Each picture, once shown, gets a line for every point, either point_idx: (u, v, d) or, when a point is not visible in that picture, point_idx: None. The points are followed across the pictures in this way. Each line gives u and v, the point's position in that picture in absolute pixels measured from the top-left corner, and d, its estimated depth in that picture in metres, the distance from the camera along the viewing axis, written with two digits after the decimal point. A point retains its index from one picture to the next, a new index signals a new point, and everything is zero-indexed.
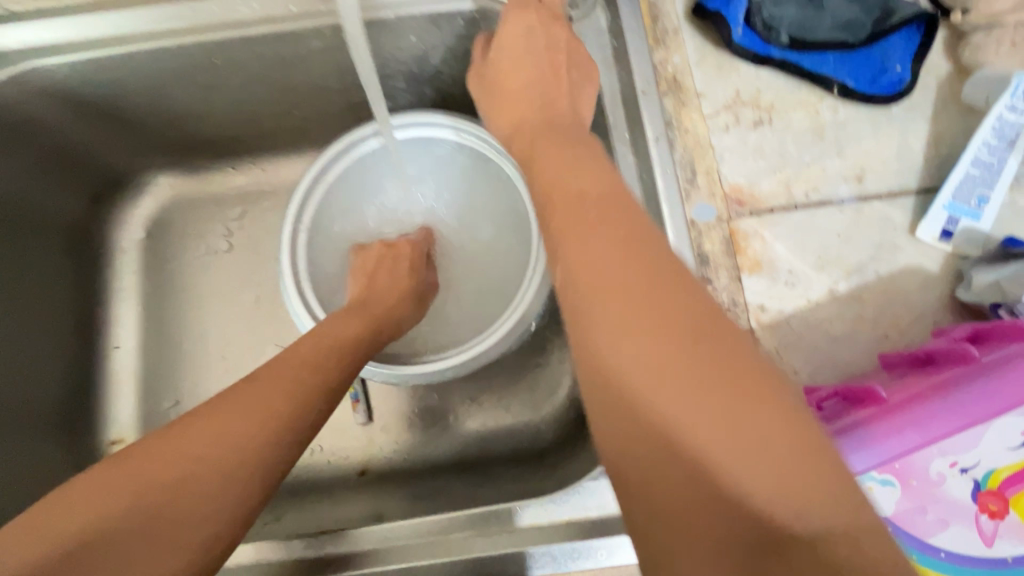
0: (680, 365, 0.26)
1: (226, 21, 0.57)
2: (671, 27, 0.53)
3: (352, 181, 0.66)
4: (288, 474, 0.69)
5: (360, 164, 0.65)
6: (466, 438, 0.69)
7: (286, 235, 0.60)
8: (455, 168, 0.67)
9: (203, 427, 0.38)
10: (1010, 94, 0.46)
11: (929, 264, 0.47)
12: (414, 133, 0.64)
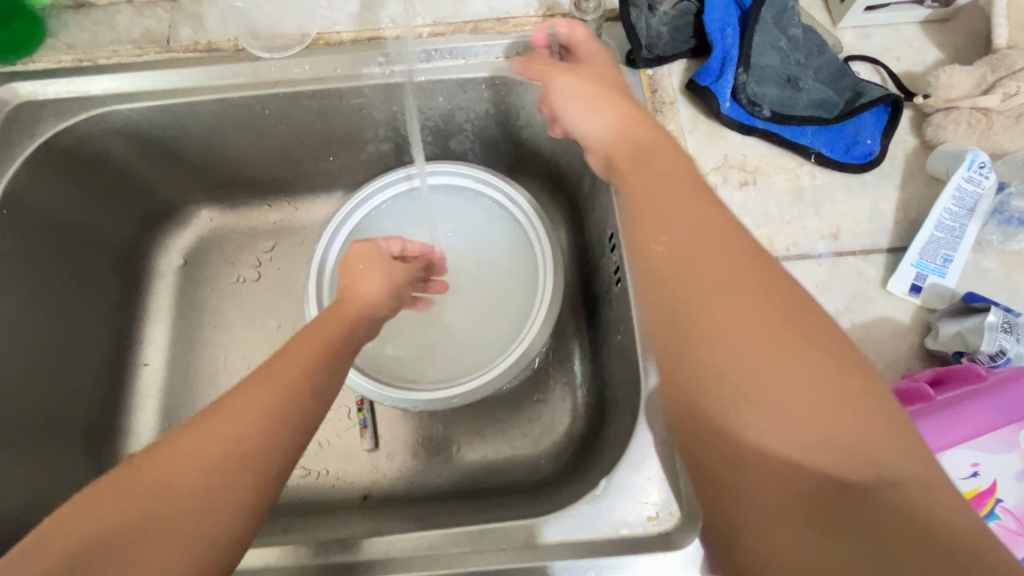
0: (791, 335, 0.31)
1: (280, 79, 0.66)
2: (668, 99, 0.60)
3: (382, 220, 0.73)
4: (293, 495, 0.72)
5: (390, 204, 0.73)
6: (467, 467, 0.72)
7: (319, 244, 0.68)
8: (475, 213, 0.73)
9: (192, 433, 0.38)
10: (966, 167, 0.51)
11: (900, 315, 0.51)
12: (439, 179, 0.71)
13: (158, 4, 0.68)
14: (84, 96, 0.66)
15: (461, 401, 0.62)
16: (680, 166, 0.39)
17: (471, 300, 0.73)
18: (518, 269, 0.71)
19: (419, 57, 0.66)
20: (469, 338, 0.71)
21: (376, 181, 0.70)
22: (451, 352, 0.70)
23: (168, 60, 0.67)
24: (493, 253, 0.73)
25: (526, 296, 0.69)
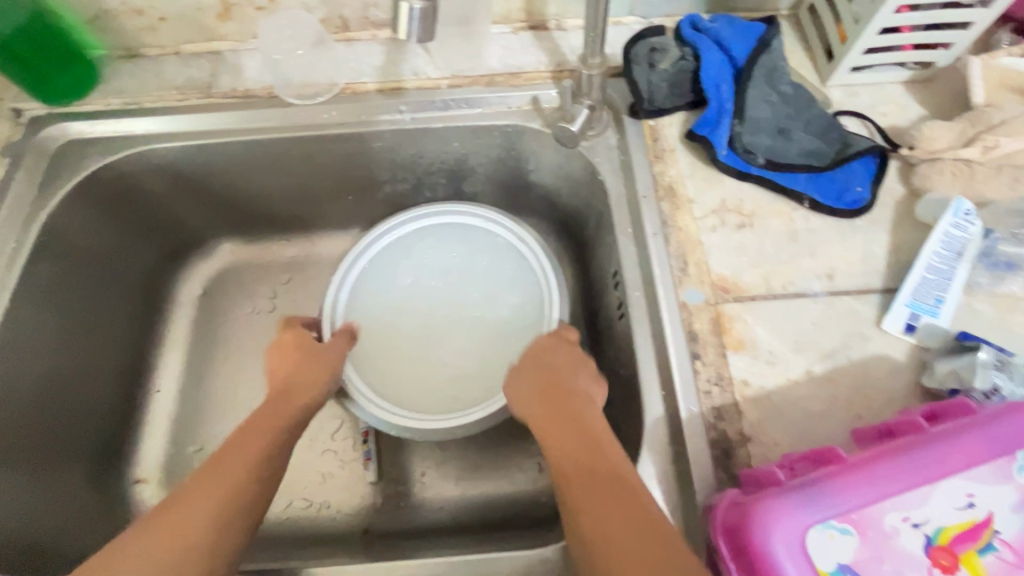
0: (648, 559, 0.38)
1: (308, 124, 0.72)
2: (668, 147, 0.65)
3: (394, 257, 0.76)
4: (294, 524, 0.72)
5: (402, 241, 0.76)
6: (466, 505, 0.72)
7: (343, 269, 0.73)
8: (483, 250, 0.76)
9: (153, 530, 0.44)
10: (952, 213, 0.54)
11: (895, 353, 0.53)
12: (448, 219, 0.75)
13: (202, 56, 0.74)
14: (128, 136, 0.71)
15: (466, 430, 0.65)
16: (569, 403, 0.53)
17: (480, 333, 0.74)
18: (526, 304, 0.72)
19: (438, 106, 0.72)
20: (476, 371, 0.72)
21: (389, 220, 0.74)
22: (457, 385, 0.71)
23: (206, 104, 0.72)
24: (500, 287, 0.74)
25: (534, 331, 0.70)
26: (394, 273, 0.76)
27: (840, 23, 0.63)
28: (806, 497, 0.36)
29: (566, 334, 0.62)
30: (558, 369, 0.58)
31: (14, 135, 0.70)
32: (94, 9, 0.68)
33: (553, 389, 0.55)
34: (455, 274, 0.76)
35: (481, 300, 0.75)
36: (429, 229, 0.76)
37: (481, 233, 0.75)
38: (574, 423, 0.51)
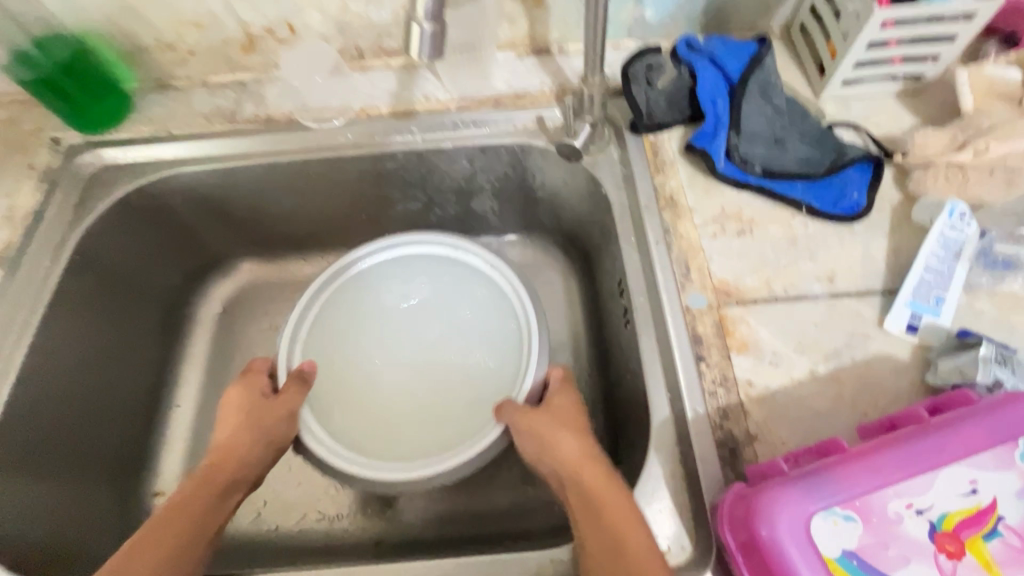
0: None
1: (325, 147, 0.76)
2: (668, 159, 0.67)
3: (354, 296, 0.74)
4: (311, 534, 0.73)
5: (365, 278, 0.74)
6: (482, 513, 0.72)
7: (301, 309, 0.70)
8: (454, 281, 0.75)
9: None
10: (947, 215, 0.56)
11: (899, 352, 0.54)
12: (415, 253, 0.74)
13: (227, 85, 0.78)
14: (156, 160, 0.76)
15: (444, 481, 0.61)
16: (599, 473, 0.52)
17: (452, 369, 0.72)
18: (503, 332, 0.72)
19: (447, 127, 0.75)
20: (453, 403, 0.70)
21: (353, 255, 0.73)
22: (433, 426, 0.69)
23: (231, 130, 0.76)
24: (475, 319, 0.74)
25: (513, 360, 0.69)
26: (358, 314, 0.74)
27: (829, 39, 0.66)
28: (812, 486, 0.37)
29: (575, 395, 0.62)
30: (574, 430, 0.57)
31: (52, 161, 0.75)
32: (131, 46, 0.73)
33: (572, 455, 0.54)
34: (423, 313, 0.75)
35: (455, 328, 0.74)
36: (395, 265, 0.75)
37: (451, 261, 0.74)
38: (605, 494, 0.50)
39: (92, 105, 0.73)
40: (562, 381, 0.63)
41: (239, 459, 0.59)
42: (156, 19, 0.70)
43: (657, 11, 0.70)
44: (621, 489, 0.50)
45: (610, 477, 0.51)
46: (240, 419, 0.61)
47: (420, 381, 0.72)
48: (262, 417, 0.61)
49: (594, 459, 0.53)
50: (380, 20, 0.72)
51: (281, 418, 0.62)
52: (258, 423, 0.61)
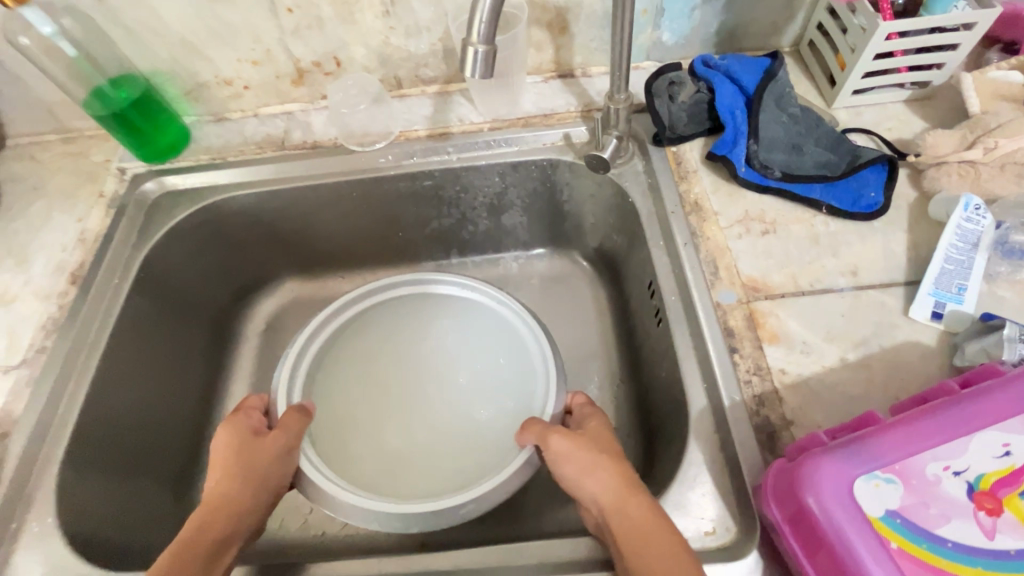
0: None
1: (368, 168, 0.81)
2: (691, 168, 0.72)
3: (349, 340, 0.70)
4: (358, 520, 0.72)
5: (360, 320, 0.70)
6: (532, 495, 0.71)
7: (295, 352, 0.65)
8: (455, 314, 0.72)
9: None
10: (963, 207, 0.59)
11: (926, 339, 0.56)
12: (411, 290, 0.71)
13: (277, 115, 0.85)
14: (212, 185, 0.82)
15: (473, 511, 0.55)
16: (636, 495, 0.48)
17: (466, 406, 0.67)
18: (514, 362, 0.68)
19: (481, 146, 0.81)
20: (468, 445, 0.64)
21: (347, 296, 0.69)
22: (451, 467, 0.63)
23: (281, 156, 0.83)
24: (483, 351, 0.70)
25: (529, 388, 0.64)
26: (354, 360, 0.70)
27: (838, 52, 0.71)
28: (854, 453, 0.39)
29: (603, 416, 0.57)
30: (609, 453, 0.52)
31: (119, 189, 0.81)
32: (193, 83, 0.80)
33: (617, 481, 0.49)
34: (426, 351, 0.71)
35: (465, 366, 0.70)
36: (391, 303, 0.71)
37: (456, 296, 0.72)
38: (642, 514, 0.47)
39: (155, 136, 0.79)
40: (585, 403, 0.60)
41: (231, 508, 0.50)
42: (218, 58, 0.78)
43: (674, 34, 0.76)
44: (668, 524, 0.46)
45: (656, 513, 0.47)
46: (228, 461, 0.52)
47: (431, 422, 0.67)
48: (255, 457, 0.53)
49: (636, 492, 0.48)
50: (419, 51, 0.79)
51: (278, 456, 0.54)
52: (249, 465, 0.52)
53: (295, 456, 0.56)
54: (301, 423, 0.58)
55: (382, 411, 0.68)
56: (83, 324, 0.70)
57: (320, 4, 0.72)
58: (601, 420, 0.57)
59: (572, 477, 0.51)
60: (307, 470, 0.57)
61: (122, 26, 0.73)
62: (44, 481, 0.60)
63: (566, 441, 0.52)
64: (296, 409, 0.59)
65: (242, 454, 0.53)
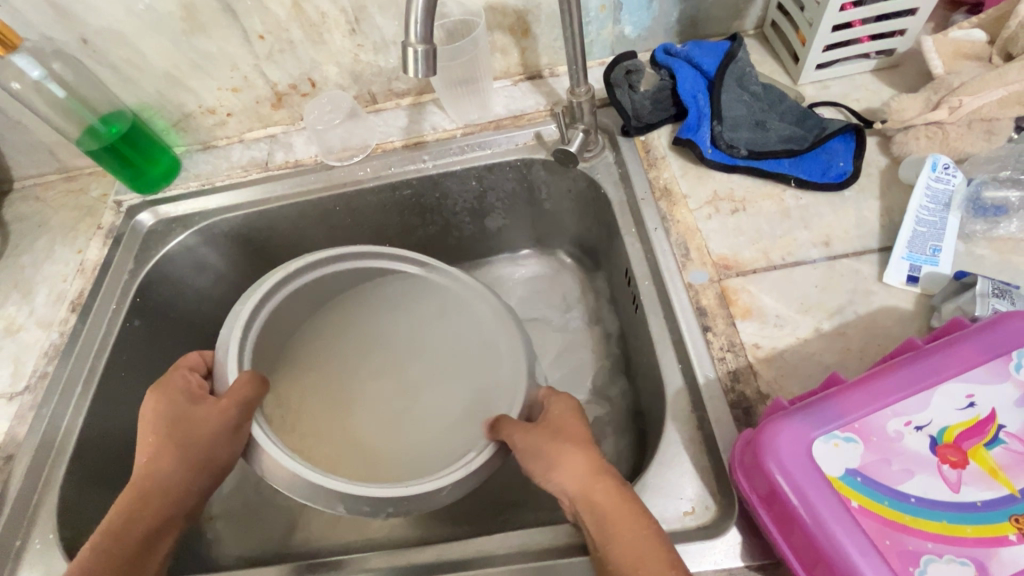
0: None
1: (348, 181, 0.83)
2: (660, 155, 0.72)
3: (309, 296, 0.68)
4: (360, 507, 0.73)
5: (321, 282, 0.68)
6: (523, 485, 0.71)
7: (248, 308, 0.60)
8: (420, 295, 0.73)
9: None
10: (928, 168, 0.59)
11: (903, 303, 0.55)
12: (383, 265, 0.69)
13: (260, 139, 0.89)
14: (200, 210, 0.84)
15: (456, 491, 0.55)
16: (603, 472, 0.48)
17: (416, 380, 0.71)
18: (470, 344, 0.70)
19: (455, 152, 0.82)
20: (412, 411, 0.69)
21: (313, 255, 0.66)
22: (395, 444, 0.66)
23: (266, 177, 0.85)
24: (441, 335, 0.72)
25: (490, 377, 0.66)
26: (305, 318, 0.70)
27: (798, 30, 0.71)
28: (812, 415, 0.38)
29: (572, 396, 0.58)
30: (578, 435, 0.52)
31: (116, 221, 0.85)
32: (180, 114, 0.84)
33: (582, 461, 0.49)
34: (379, 323, 0.74)
35: (418, 341, 0.73)
36: (357, 273, 0.70)
37: (417, 277, 0.71)
38: (617, 489, 0.47)
39: (148, 169, 0.83)
40: (547, 393, 0.59)
41: (168, 481, 0.53)
42: (200, 88, 0.81)
43: (636, 26, 0.77)
44: (637, 501, 0.46)
45: (624, 494, 0.46)
46: (166, 436, 0.53)
47: (376, 400, 0.70)
48: (194, 435, 0.53)
49: (603, 473, 0.48)
50: (388, 65, 0.82)
51: (220, 435, 0.53)
52: (188, 444, 0.53)
53: (242, 433, 0.54)
54: (252, 397, 0.54)
55: (328, 382, 0.71)
56: (82, 349, 0.73)
57: (290, 28, 0.75)
58: (567, 402, 0.56)
59: (543, 463, 0.50)
60: (279, 458, 0.53)
61: (108, 65, 0.77)
62: (47, 498, 0.63)
63: (531, 432, 0.53)
64: (250, 379, 0.55)
65: (181, 431, 0.54)
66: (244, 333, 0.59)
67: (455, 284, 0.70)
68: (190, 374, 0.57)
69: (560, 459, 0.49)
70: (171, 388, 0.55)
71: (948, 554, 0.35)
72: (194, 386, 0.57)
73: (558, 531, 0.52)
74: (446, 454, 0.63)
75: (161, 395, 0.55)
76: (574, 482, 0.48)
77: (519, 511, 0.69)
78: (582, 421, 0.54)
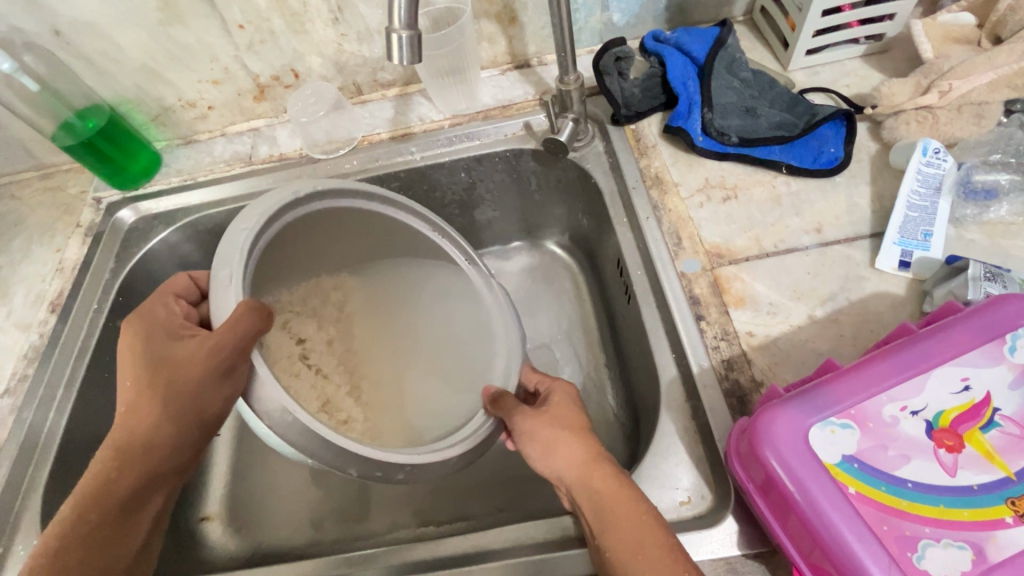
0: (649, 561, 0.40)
1: (334, 174, 0.81)
2: (650, 143, 0.71)
3: (318, 225, 0.61)
4: (353, 497, 0.71)
5: (334, 214, 0.61)
6: (519, 478, 0.70)
7: (257, 229, 0.51)
8: (425, 257, 0.70)
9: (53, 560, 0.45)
10: (920, 152, 0.59)
11: (895, 288, 0.55)
12: (404, 219, 0.65)
13: (243, 133, 0.86)
14: (181, 207, 0.82)
15: (458, 463, 0.55)
16: (598, 456, 0.48)
17: (416, 335, 0.71)
18: (468, 317, 0.69)
19: (443, 143, 0.81)
20: (410, 360, 0.70)
21: (324, 184, 0.58)
22: (393, 392, 0.68)
23: (249, 171, 0.83)
24: (438, 301, 0.71)
25: (483, 353, 0.67)
26: (307, 245, 0.62)
27: (788, 15, 0.70)
28: (809, 401, 0.38)
29: (568, 381, 0.58)
30: (573, 419, 0.52)
31: (95, 218, 0.82)
32: (159, 107, 0.82)
33: (581, 445, 0.49)
34: (380, 270, 0.71)
35: (415, 300, 0.72)
36: (361, 215, 0.63)
37: (424, 242, 0.68)
38: (622, 472, 0.47)
39: (130, 165, 0.81)
40: (548, 379, 0.59)
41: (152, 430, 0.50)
42: (179, 81, 0.79)
43: (624, 13, 0.76)
44: (634, 490, 0.45)
45: (621, 480, 0.46)
46: (145, 381, 0.49)
47: (377, 351, 0.70)
48: (177, 381, 0.49)
49: (598, 459, 0.48)
50: (373, 55, 0.80)
51: (210, 377, 0.47)
52: (173, 386, 0.49)
53: (238, 376, 0.46)
54: (246, 335, 0.46)
55: (326, 325, 0.69)
56: (62, 351, 0.71)
57: (271, 18, 0.73)
58: (565, 390, 0.56)
59: (543, 449, 0.50)
60: (307, 422, 0.46)
61: (83, 57, 0.75)
62: (29, 505, 0.61)
63: (529, 422, 0.52)
64: (246, 313, 0.46)
65: (162, 373, 0.49)
66: (247, 259, 0.49)
67: (460, 260, 0.68)
68: (175, 303, 0.53)
69: (557, 449, 0.49)
70: (154, 322, 0.51)
71: (945, 538, 0.35)
72: (179, 318, 0.52)
73: (554, 524, 0.51)
74: (440, 411, 0.65)
75: (145, 328, 0.51)
76: (572, 460, 0.48)
77: (515, 503, 0.68)
78: (579, 403, 0.54)
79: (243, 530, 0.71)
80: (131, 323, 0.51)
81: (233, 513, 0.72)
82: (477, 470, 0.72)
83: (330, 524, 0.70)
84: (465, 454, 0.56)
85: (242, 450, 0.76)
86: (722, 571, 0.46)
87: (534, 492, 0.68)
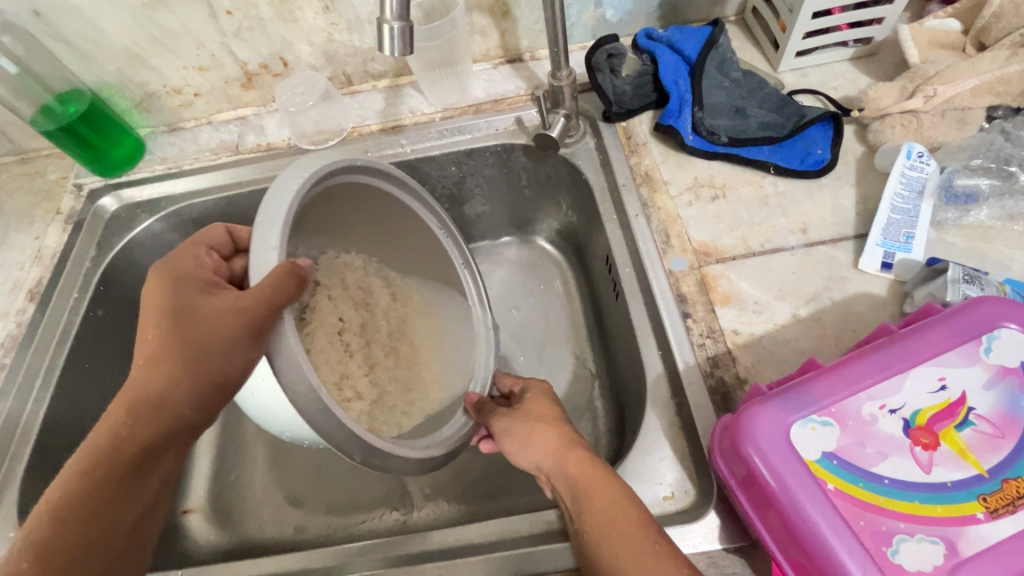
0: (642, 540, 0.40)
1: None
2: (641, 141, 0.71)
3: (355, 193, 0.61)
4: (338, 489, 0.71)
5: (369, 190, 0.62)
6: (504, 473, 0.70)
7: (308, 184, 0.50)
8: (432, 252, 0.71)
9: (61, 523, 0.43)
10: (904, 155, 0.60)
11: (877, 289, 0.56)
12: (422, 209, 0.67)
13: (230, 121, 0.85)
14: (163, 194, 0.80)
15: (438, 451, 0.56)
16: (575, 445, 0.48)
17: (424, 324, 0.70)
18: (459, 316, 0.71)
19: (433, 136, 0.80)
20: (417, 350, 0.68)
21: (358, 159, 0.57)
22: (400, 379, 0.65)
23: (235, 161, 0.82)
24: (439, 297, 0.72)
25: (467, 350, 0.69)
26: (340, 208, 0.61)
27: (779, 16, 0.71)
28: (790, 399, 0.39)
29: (541, 378, 0.59)
30: (549, 412, 0.52)
31: (76, 205, 0.80)
32: (142, 93, 0.80)
33: (563, 437, 0.49)
34: (393, 249, 0.71)
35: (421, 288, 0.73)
36: (388, 200, 0.65)
37: (426, 234, 0.69)
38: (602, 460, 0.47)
39: (111, 151, 0.79)
40: (524, 379, 0.61)
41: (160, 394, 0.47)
42: (163, 66, 0.77)
43: (617, 10, 0.76)
44: (608, 474, 0.45)
45: (596, 463, 0.46)
46: (171, 335, 0.47)
47: (390, 337, 0.67)
48: (204, 335, 0.46)
49: (573, 446, 0.48)
50: (364, 46, 0.79)
51: (239, 338, 0.43)
52: (198, 343, 0.46)
53: (266, 340, 0.44)
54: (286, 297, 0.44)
55: (352, 302, 0.65)
56: (40, 341, 0.69)
57: (259, 4, 0.72)
58: (539, 387, 0.57)
59: (522, 440, 0.50)
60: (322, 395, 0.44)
61: (64, 41, 0.73)
62: (4, 497, 0.60)
63: (505, 420, 0.53)
64: (284, 273, 0.43)
65: (185, 329, 0.46)
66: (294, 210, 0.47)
67: (455, 257, 0.70)
68: (205, 257, 0.51)
69: (534, 443, 0.50)
70: (182, 273, 0.49)
71: (919, 534, 0.36)
72: (208, 270, 0.50)
73: (538, 518, 0.52)
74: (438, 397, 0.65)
75: (172, 281, 0.49)
76: (546, 448, 0.49)
77: (500, 498, 0.68)
78: (553, 395, 0.55)
79: (224, 525, 0.70)
80: (162, 270, 0.50)
81: (215, 505, 0.71)
82: (464, 464, 0.72)
83: (313, 518, 0.69)
84: (449, 451, 0.57)
85: (225, 442, 0.76)
86: (704, 564, 0.47)
87: (519, 487, 0.69)
